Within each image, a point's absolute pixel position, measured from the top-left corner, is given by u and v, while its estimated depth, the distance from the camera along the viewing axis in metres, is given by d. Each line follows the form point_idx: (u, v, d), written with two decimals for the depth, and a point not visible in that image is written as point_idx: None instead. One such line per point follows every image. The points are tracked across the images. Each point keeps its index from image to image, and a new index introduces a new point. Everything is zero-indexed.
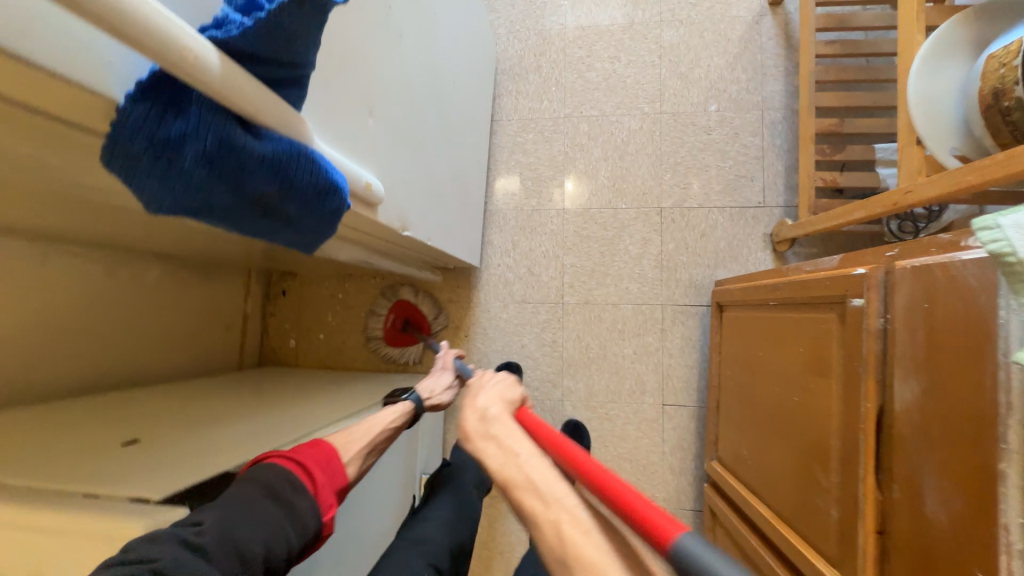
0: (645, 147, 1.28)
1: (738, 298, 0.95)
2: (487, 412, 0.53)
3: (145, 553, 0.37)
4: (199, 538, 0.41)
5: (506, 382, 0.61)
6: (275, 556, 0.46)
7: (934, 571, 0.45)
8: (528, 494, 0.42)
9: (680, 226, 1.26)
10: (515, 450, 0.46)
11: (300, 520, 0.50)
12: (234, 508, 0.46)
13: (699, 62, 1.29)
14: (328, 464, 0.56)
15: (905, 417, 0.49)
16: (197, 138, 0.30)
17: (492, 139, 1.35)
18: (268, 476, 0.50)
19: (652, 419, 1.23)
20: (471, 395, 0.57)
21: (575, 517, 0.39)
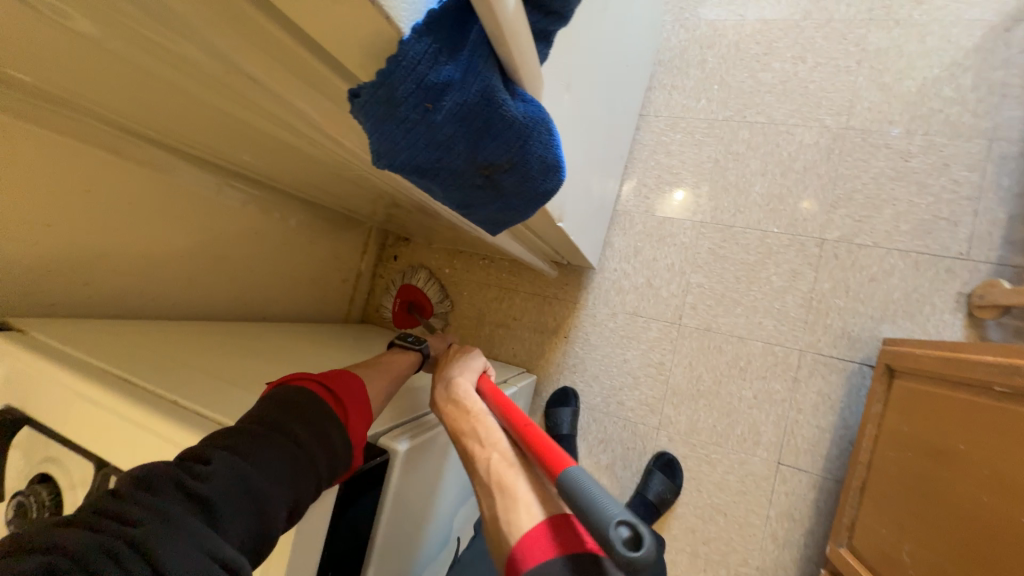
0: (816, 165, 1.10)
1: (931, 369, 0.77)
2: (453, 380, 0.66)
3: (131, 514, 0.34)
4: (199, 486, 0.37)
5: (472, 353, 0.73)
6: (303, 493, 0.42)
7: None
8: (475, 445, 0.58)
9: (844, 265, 1.06)
10: (476, 410, 0.61)
11: (332, 455, 0.46)
12: (248, 442, 0.42)
13: (911, 72, 1.06)
14: (355, 390, 0.53)
15: None
16: (464, 89, 0.26)
17: (634, 134, 1.24)
18: (301, 397, 0.48)
19: (761, 475, 1.08)
20: (465, 359, 0.72)
21: (503, 456, 0.56)
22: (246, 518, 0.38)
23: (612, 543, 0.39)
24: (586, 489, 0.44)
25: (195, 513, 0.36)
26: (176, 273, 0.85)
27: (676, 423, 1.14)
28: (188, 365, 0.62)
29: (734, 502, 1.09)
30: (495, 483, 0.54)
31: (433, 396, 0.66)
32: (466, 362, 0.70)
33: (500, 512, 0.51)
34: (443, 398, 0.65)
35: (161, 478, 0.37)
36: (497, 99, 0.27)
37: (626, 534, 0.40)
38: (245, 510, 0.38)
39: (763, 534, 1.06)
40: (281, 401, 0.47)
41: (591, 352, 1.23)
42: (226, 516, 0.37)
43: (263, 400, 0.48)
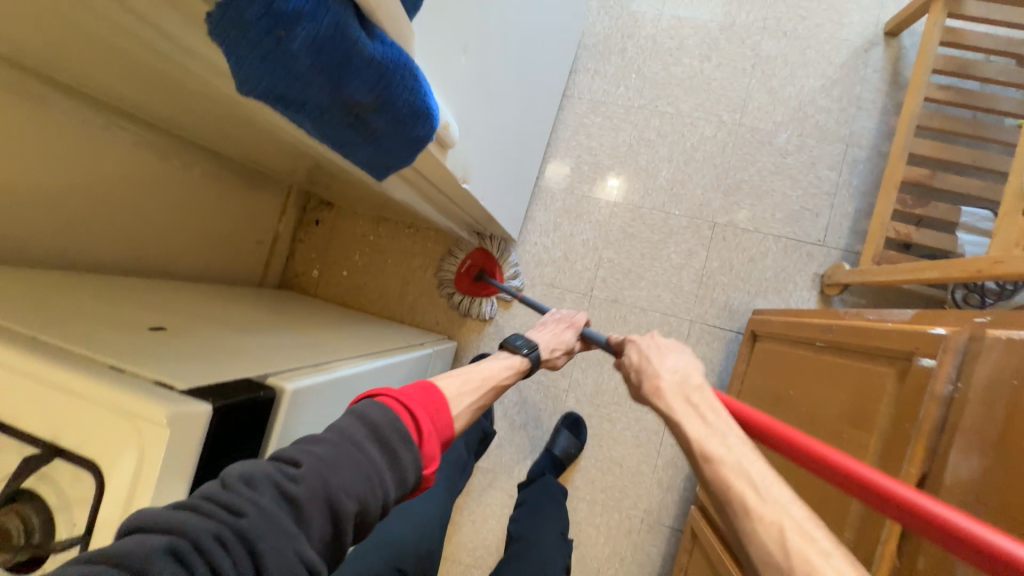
0: (713, 156, 1.22)
1: (780, 333, 0.91)
2: (685, 377, 0.61)
3: (230, 502, 0.38)
4: (291, 487, 0.41)
5: (680, 349, 0.67)
6: (371, 507, 0.45)
7: None
8: (734, 475, 0.47)
9: (730, 247, 1.21)
10: (718, 429, 0.53)
11: (401, 472, 0.48)
12: (331, 451, 0.44)
13: (793, 80, 1.21)
14: (441, 411, 0.55)
15: (956, 492, 0.48)
16: (314, 21, 0.28)
17: (558, 114, 1.30)
18: (377, 416, 0.49)
19: (652, 430, 1.21)
20: (656, 357, 0.66)
21: (801, 526, 0.42)
22: (323, 529, 0.42)
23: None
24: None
25: (287, 516, 0.40)
26: (50, 218, 0.77)
27: (584, 385, 1.25)
28: (52, 304, 0.57)
29: (629, 454, 1.22)
30: (785, 551, 0.41)
31: (657, 404, 0.60)
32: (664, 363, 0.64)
33: None
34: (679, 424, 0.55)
35: (258, 479, 0.40)
36: (350, 35, 0.30)
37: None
38: (324, 520, 0.42)
39: (651, 481, 1.20)
40: (362, 412, 0.49)
41: (510, 321, 1.29)
42: (309, 523, 0.41)
43: (348, 411, 0.50)
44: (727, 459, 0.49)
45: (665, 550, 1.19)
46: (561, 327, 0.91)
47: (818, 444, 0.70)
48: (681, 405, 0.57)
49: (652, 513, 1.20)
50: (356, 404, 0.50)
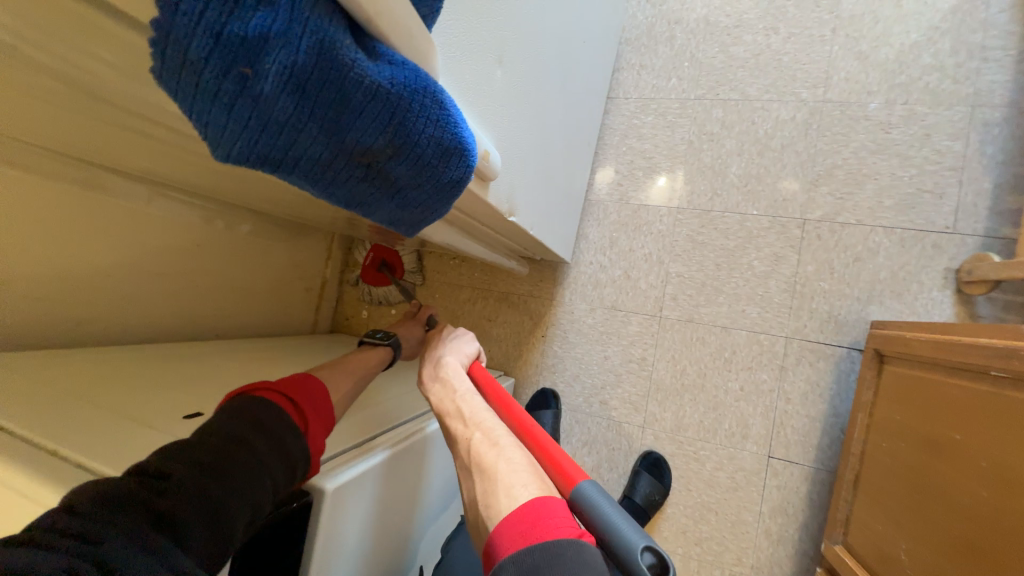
0: (794, 142, 1.04)
1: (925, 356, 0.71)
2: (442, 360, 0.66)
3: (85, 527, 0.32)
4: (158, 500, 0.36)
5: (465, 338, 0.72)
6: (260, 504, 0.41)
7: None
8: (456, 422, 0.57)
9: (827, 245, 1.01)
10: (454, 387, 0.61)
11: (290, 461, 0.45)
12: (207, 454, 0.41)
13: (889, 39, 1.00)
14: (321, 401, 0.53)
15: None
16: (287, 47, 0.20)
17: (603, 119, 1.18)
18: (259, 408, 0.48)
19: (751, 470, 1.03)
20: (435, 343, 0.71)
21: (486, 437, 0.52)
22: (206, 537, 0.37)
23: (635, 570, 0.36)
24: (598, 506, 0.41)
25: (156, 529, 0.35)
26: (105, 296, 0.78)
27: (661, 419, 1.09)
28: (94, 398, 0.54)
29: (725, 499, 1.04)
30: (473, 455, 0.51)
31: (422, 376, 0.66)
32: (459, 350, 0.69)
33: (484, 481, 0.48)
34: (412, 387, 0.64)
35: (110, 495, 0.35)
36: (339, 58, 0.21)
37: (652, 560, 0.36)
38: (202, 525, 0.37)
39: (756, 531, 1.02)
40: (229, 410, 0.47)
41: (570, 351, 1.17)
42: (185, 532, 0.36)
43: (217, 412, 0.47)
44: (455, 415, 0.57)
45: None
46: None
47: None
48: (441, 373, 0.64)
49: (763, 570, 1.01)
50: (233, 400, 0.48)
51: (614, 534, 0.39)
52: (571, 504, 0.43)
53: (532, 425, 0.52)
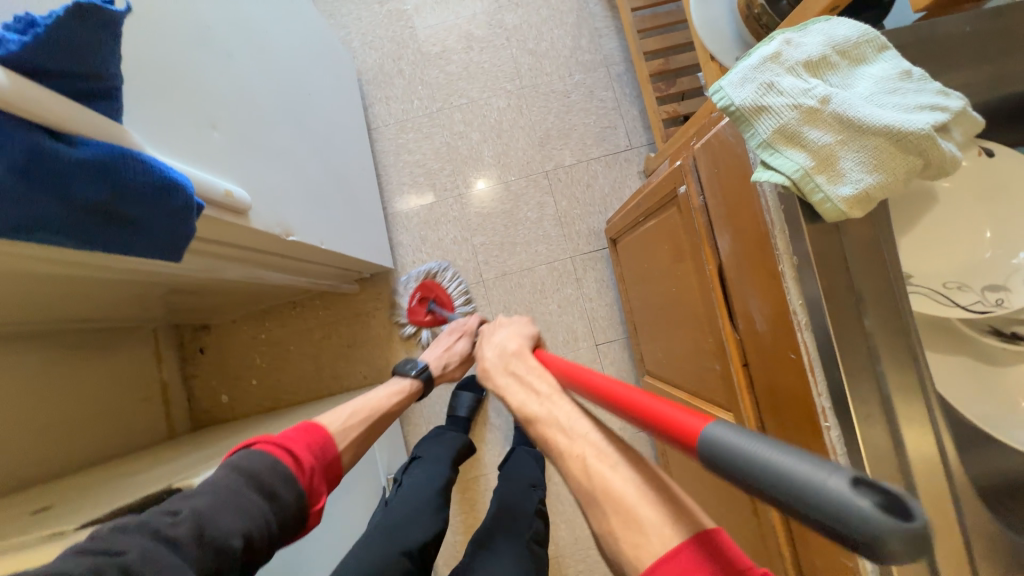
0: (516, 121, 1.39)
1: (624, 226, 1.06)
2: (507, 347, 0.68)
3: (115, 545, 0.42)
4: (173, 530, 0.46)
5: (523, 329, 0.76)
6: (254, 539, 0.52)
7: (769, 372, 0.56)
8: (551, 428, 0.49)
9: (567, 184, 1.37)
10: (534, 387, 0.56)
11: (279, 505, 0.57)
12: (211, 502, 0.51)
13: (543, 37, 1.41)
14: (328, 454, 0.67)
15: (729, 262, 0.61)
16: (4, 153, 0.34)
17: (375, 147, 1.39)
18: (252, 464, 0.58)
19: (590, 361, 1.33)
20: (485, 341, 0.73)
21: (599, 451, 0.44)
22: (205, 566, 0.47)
23: (836, 500, 0.25)
24: (743, 446, 0.31)
25: (170, 552, 0.44)
26: None
27: None
28: None
29: None
30: (588, 475, 0.43)
31: (484, 368, 0.65)
32: (510, 347, 0.67)
33: (600, 496, 0.41)
34: (539, 391, 0.54)
35: (138, 527, 0.44)
36: (48, 150, 0.35)
37: (872, 498, 0.25)
38: (201, 552, 0.46)
39: None
40: (237, 463, 0.57)
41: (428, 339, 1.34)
42: (197, 557, 0.46)
43: (226, 463, 0.58)
44: (559, 418, 0.49)
45: (653, 451, 1.31)
46: (454, 338, 1.08)
47: (671, 289, 0.83)
48: (511, 377, 0.60)
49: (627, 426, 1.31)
50: (235, 456, 0.59)
51: (772, 476, 0.28)
52: (707, 462, 0.33)
53: (607, 381, 0.49)
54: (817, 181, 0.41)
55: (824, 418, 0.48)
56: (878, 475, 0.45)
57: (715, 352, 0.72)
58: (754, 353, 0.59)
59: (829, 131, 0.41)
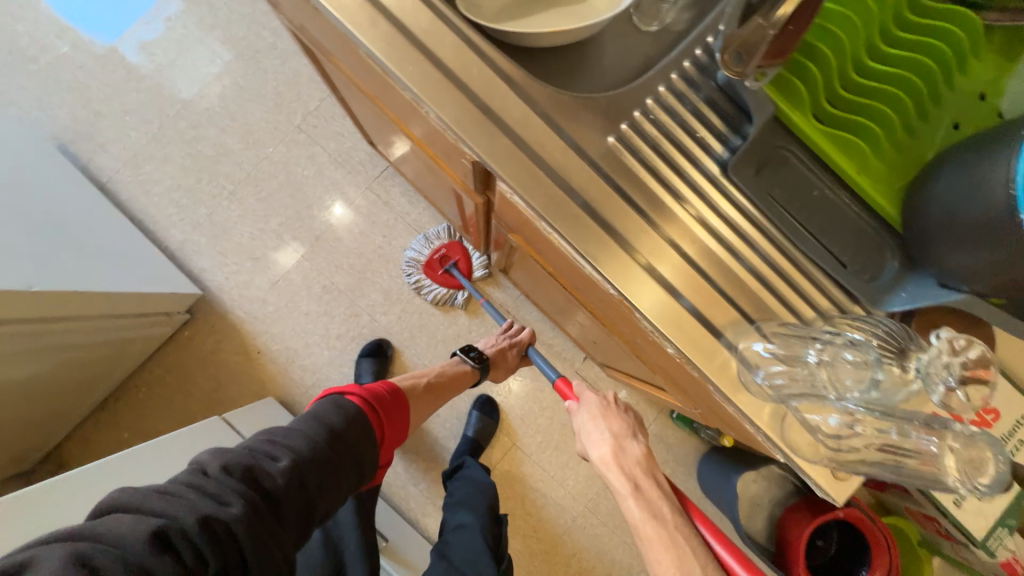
0: (241, 98, 1.33)
1: (365, 116, 1.04)
2: (625, 450, 0.70)
3: (218, 492, 0.56)
4: (270, 482, 0.60)
5: (617, 414, 0.76)
6: (330, 494, 0.67)
7: (415, 119, 0.55)
8: (657, 548, 0.58)
9: (323, 126, 1.34)
10: (660, 516, 0.61)
11: (356, 461, 0.72)
12: (310, 453, 0.66)
13: (217, 7, 1.34)
14: (399, 412, 0.84)
15: (337, 49, 0.58)
16: None
17: (119, 197, 1.28)
18: (340, 424, 0.71)
19: None
20: (591, 432, 0.74)
21: None
22: (293, 509, 0.62)
23: None
24: None
25: (263, 504, 0.59)
26: None
27: (374, 301, 1.31)
28: None
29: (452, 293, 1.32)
30: None
31: (597, 458, 0.71)
32: (632, 454, 0.69)
33: None
34: (662, 517, 0.61)
35: (244, 474, 0.59)
36: None
37: None
38: (289, 503, 0.61)
39: (481, 288, 1.33)
40: (320, 416, 0.71)
41: (285, 337, 1.29)
42: (284, 508, 0.60)
43: (324, 408, 0.72)
44: (664, 538, 0.59)
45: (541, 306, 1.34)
46: (509, 336, 1.16)
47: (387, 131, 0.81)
48: (626, 486, 0.66)
49: (507, 298, 1.33)
50: (334, 400, 0.75)
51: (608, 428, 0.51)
52: None
53: (724, 540, 0.59)
54: None
55: (422, 105, 0.45)
56: (464, 123, 0.44)
57: (425, 153, 0.71)
58: (406, 117, 0.58)
59: None
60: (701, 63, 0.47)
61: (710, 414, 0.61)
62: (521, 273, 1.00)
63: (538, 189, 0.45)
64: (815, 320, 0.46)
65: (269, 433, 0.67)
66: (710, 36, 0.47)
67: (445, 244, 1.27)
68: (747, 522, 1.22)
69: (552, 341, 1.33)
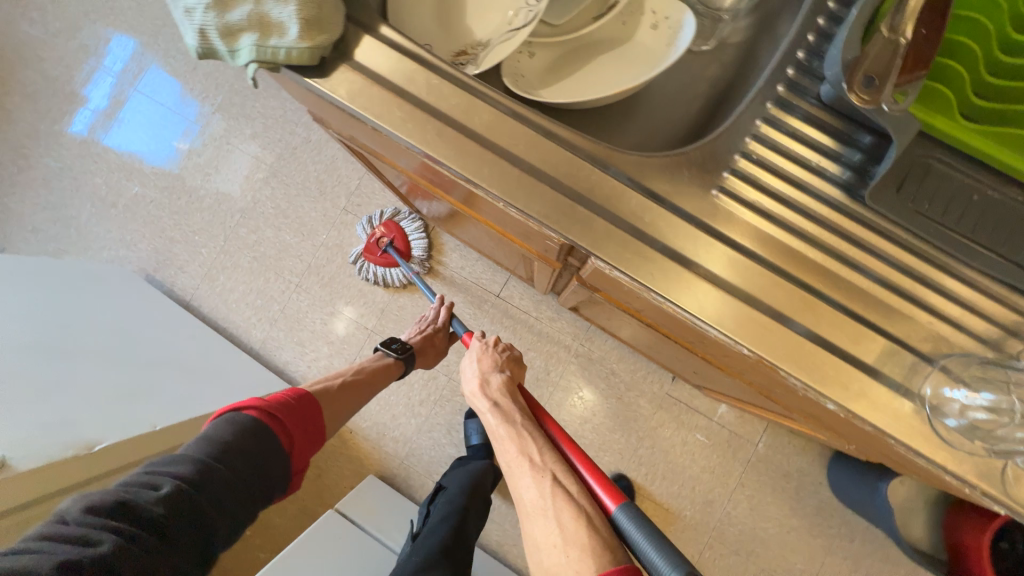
0: (290, 193, 1.40)
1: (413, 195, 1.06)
2: (489, 379, 0.76)
3: (86, 535, 0.53)
4: (151, 510, 0.58)
5: (485, 356, 0.81)
6: (234, 512, 0.66)
7: (495, 214, 0.53)
8: (509, 447, 0.64)
9: (367, 202, 1.38)
10: (518, 426, 0.66)
11: (261, 473, 0.72)
12: (197, 475, 0.65)
13: (253, 116, 1.44)
14: (309, 415, 0.84)
15: (403, 161, 0.59)
16: None
17: (201, 310, 1.38)
18: (235, 439, 0.71)
19: (505, 310, 1.31)
20: (466, 368, 0.80)
21: (536, 489, 0.58)
22: (185, 534, 0.60)
23: None
24: (636, 532, 0.51)
25: (143, 533, 0.56)
26: None
27: (447, 360, 1.31)
28: None
29: (520, 337, 1.29)
30: (518, 494, 0.60)
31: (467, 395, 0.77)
32: (494, 382, 0.75)
33: (525, 507, 0.58)
34: (512, 418, 0.68)
35: (112, 509, 0.56)
36: None
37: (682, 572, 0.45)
38: (184, 526, 0.60)
39: (549, 326, 1.29)
40: (213, 436, 0.71)
41: (371, 413, 1.31)
42: (171, 530, 0.59)
43: (215, 430, 0.72)
44: (504, 434, 0.66)
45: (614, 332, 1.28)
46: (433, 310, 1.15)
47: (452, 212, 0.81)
48: (484, 406, 0.72)
49: (577, 330, 1.29)
50: (227, 419, 0.74)
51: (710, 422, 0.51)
52: (615, 528, 0.53)
53: (569, 437, 0.63)
54: (270, 44, 0.41)
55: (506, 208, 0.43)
56: (553, 215, 0.41)
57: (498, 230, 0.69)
58: (483, 210, 0.56)
59: (241, 2, 0.41)
60: (795, 83, 0.43)
61: (868, 449, 0.54)
62: (597, 313, 0.96)
63: (647, 265, 0.40)
64: (1013, 345, 0.39)
65: (151, 465, 0.65)
66: (800, 51, 0.43)
67: (381, 226, 1.32)
68: (904, 530, 1.08)
69: (633, 366, 1.27)
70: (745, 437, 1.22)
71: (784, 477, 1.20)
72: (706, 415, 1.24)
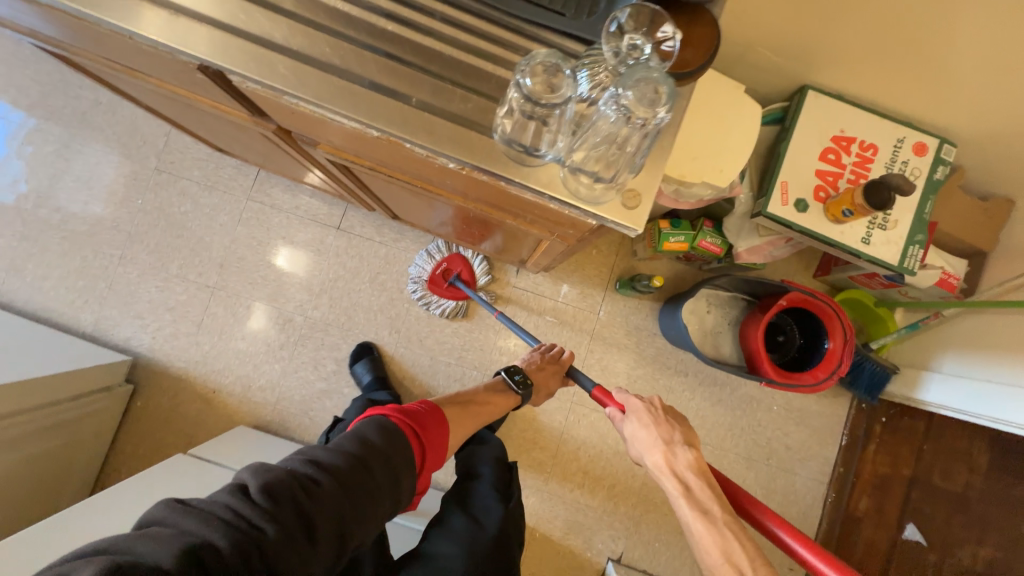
0: (89, 163, 1.30)
1: (208, 134, 1.07)
2: (686, 461, 0.74)
3: (258, 515, 0.49)
4: (308, 502, 0.54)
5: (676, 433, 0.78)
6: (372, 523, 0.60)
7: (161, 69, 0.56)
8: (720, 546, 0.64)
9: (179, 158, 1.31)
10: (746, 543, 0.63)
11: (400, 483, 0.65)
12: (351, 474, 0.59)
13: (25, 86, 1.29)
14: (439, 431, 0.77)
15: (72, 37, 0.59)
16: None
17: (12, 304, 1.26)
18: (384, 449, 0.65)
19: (349, 242, 1.33)
20: (641, 443, 0.79)
21: None
22: (329, 537, 0.54)
23: None
24: None
25: (298, 534, 0.51)
26: None
27: (301, 300, 1.31)
28: None
29: (370, 263, 1.32)
30: None
31: (652, 470, 0.76)
32: (681, 456, 0.75)
33: None
34: (712, 515, 0.67)
35: (283, 497, 0.52)
36: None
37: None
38: (332, 529, 0.54)
39: (395, 248, 1.33)
40: (364, 437, 0.65)
41: (232, 369, 1.29)
42: (324, 538, 0.53)
43: (363, 432, 0.66)
44: (724, 538, 0.64)
45: None
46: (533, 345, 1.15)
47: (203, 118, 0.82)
48: (675, 490, 0.71)
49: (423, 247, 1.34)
50: (371, 425, 0.68)
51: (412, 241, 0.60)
52: None
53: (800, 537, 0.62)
54: None
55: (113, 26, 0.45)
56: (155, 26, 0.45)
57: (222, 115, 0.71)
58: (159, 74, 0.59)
59: None
60: None
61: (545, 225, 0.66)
62: (403, 206, 1.02)
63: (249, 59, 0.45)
64: None
65: (308, 453, 0.60)
66: None
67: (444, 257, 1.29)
68: (720, 353, 1.25)
69: None
70: (587, 310, 1.35)
71: (627, 335, 1.36)
72: (552, 298, 1.35)
